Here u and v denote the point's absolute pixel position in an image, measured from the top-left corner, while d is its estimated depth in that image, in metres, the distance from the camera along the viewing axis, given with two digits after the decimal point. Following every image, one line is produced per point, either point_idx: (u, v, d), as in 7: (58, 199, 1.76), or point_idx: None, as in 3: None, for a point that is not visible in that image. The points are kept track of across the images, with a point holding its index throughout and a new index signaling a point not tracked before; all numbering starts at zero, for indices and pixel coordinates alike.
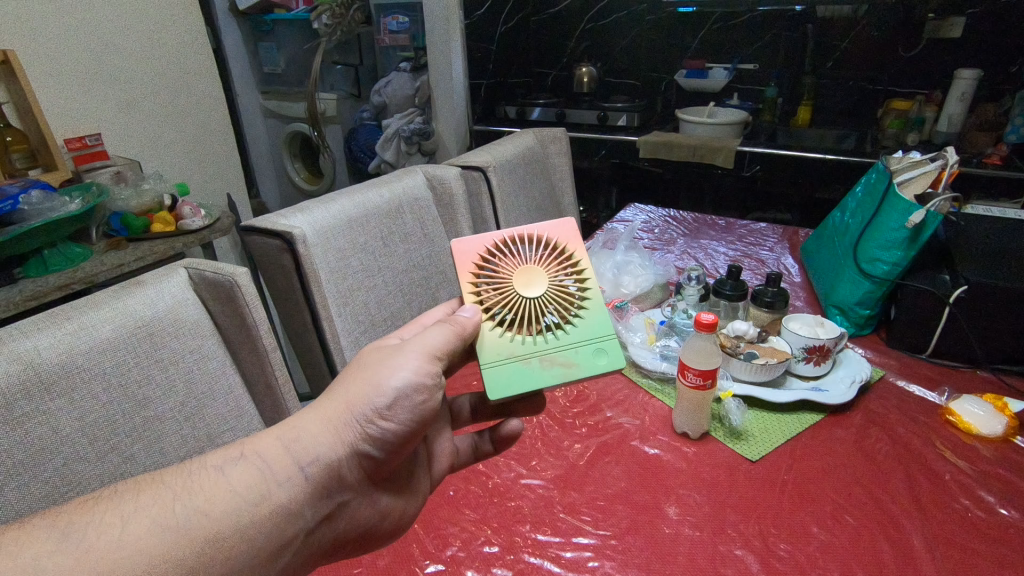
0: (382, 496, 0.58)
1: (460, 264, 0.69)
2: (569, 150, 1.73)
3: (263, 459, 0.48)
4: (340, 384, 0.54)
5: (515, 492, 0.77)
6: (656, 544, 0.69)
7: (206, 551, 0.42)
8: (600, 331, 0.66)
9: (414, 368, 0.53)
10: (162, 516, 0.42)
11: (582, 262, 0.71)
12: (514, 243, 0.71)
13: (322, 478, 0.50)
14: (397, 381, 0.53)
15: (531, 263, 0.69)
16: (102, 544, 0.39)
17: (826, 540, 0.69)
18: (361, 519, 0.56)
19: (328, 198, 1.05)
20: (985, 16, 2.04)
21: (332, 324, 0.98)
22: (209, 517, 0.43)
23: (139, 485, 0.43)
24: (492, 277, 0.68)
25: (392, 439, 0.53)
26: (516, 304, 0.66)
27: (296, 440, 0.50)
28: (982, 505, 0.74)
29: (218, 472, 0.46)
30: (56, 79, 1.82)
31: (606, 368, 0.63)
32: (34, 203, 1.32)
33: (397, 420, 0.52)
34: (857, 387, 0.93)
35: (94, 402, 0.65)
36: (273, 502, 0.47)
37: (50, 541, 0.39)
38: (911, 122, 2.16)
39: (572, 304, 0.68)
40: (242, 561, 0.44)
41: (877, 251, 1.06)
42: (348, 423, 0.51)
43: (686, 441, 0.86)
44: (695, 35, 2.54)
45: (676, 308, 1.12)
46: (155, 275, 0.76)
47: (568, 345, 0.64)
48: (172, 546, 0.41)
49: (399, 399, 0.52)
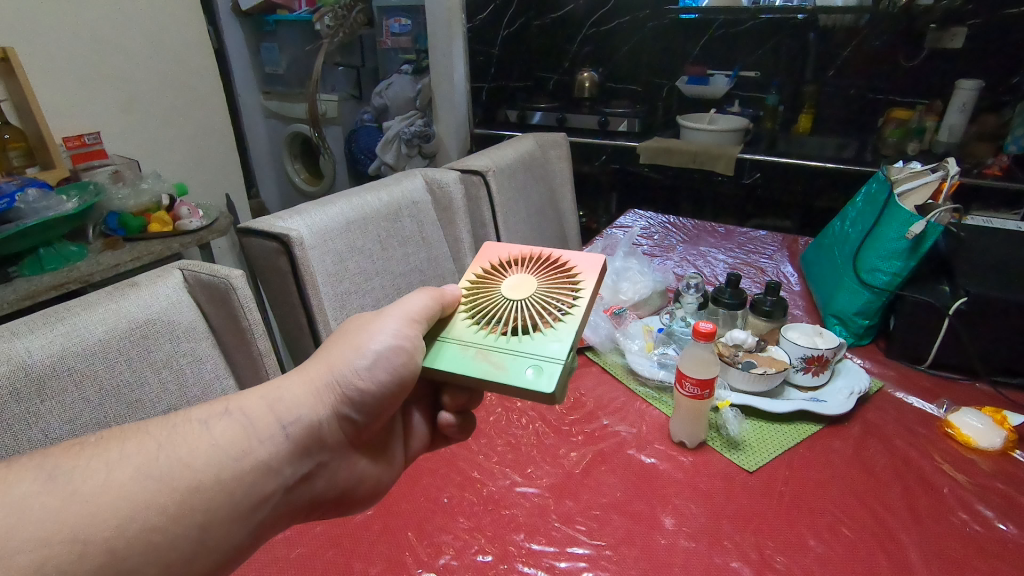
0: (360, 460, 0.59)
1: (476, 260, 0.75)
2: (569, 155, 1.72)
3: (248, 416, 0.49)
4: (326, 349, 0.56)
5: (510, 501, 0.76)
6: (652, 555, 0.69)
7: (188, 501, 0.43)
8: (556, 345, 0.60)
9: (395, 333, 0.57)
10: (147, 465, 0.42)
11: (586, 281, 0.69)
12: (531, 259, 0.74)
13: (303, 436, 0.51)
14: (377, 344, 0.56)
15: (532, 275, 0.71)
16: (88, 489, 0.40)
17: (823, 552, 0.69)
18: (339, 481, 0.57)
19: (326, 200, 1.05)
20: (987, 28, 2.04)
21: (328, 327, 0.98)
22: (192, 469, 0.44)
23: (125, 433, 0.44)
24: (491, 277, 0.71)
25: (371, 403, 0.55)
26: (492, 303, 0.67)
27: (280, 400, 0.51)
28: (981, 519, 0.73)
29: (202, 426, 0.46)
30: (57, 77, 1.82)
31: (525, 382, 0.56)
32: (30, 201, 1.32)
33: (376, 381, 0.55)
34: (856, 398, 0.93)
35: (84, 403, 0.65)
36: (255, 458, 0.47)
37: (38, 482, 0.39)
38: (912, 132, 2.17)
39: (552, 317, 0.64)
40: (221, 514, 0.45)
41: (877, 262, 1.06)
42: (328, 384, 0.54)
43: (683, 451, 0.85)
44: (697, 42, 2.55)
45: (674, 316, 1.12)
46: (149, 278, 0.75)
47: (515, 349, 0.60)
48: (155, 493, 0.42)
49: (380, 360, 0.55)
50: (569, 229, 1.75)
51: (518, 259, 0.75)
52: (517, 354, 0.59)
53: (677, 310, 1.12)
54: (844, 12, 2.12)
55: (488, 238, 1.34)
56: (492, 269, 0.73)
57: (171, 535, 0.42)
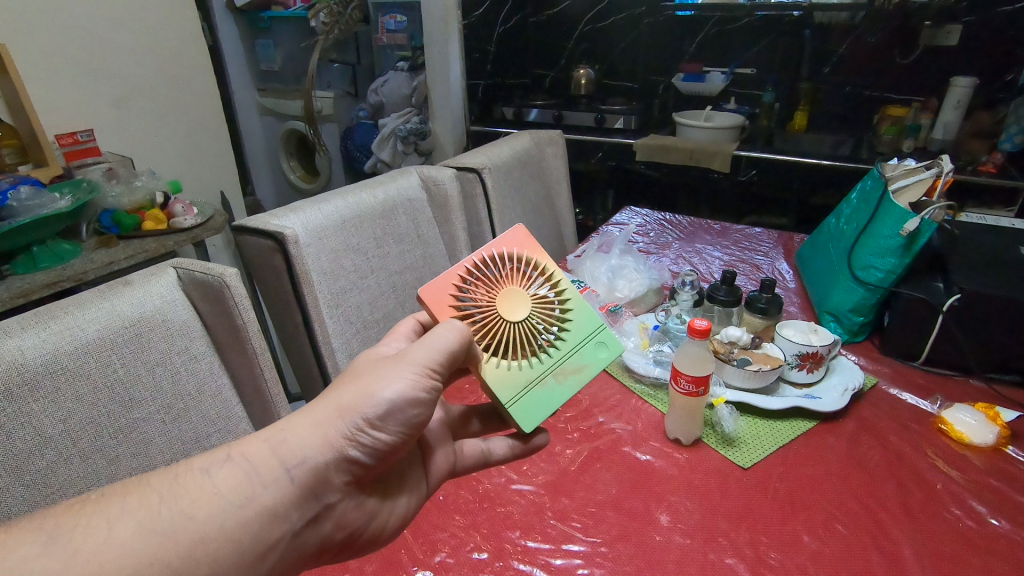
0: (369, 499, 0.57)
1: (436, 306, 0.64)
2: (565, 152, 1.72)
3: (250, 463, 0.48)
4: (333, 390, 0.54)
5: (506, 498, 0.76)
6: (647, 551, 0.69)
7: (192, 554, 0.43)
8: (591, 327, 0.70)
9: (407, 381, 0.53)
10: (148, 519, 0.42)
11: (547, 266, 0.72)
12: (479, 267, 0.68)
13: (308, 480, 0.50)
14: (389, 393, 0.52)
15: (506, 286, 0.67)
16: (89, 547, 0.40)
17: (817, 549, 0.69)
18: (350, 521, 0.56)
19: (322, 198, 1.05)
20: (982, 25, 2.05)
21: (324, 325, 0.98)
22: (194, 520, 0.44)
23: (126, 488, 0.44)
24: (476, 309, 0.65)
25: (382, 447, 0.53)
26: (507, 331, 0.64)
27: (283, 444, 0.50)
28: (973, 515, 0.73)
29: (204, 475, 0.47)
30: (50, 73, 1.80)
31: (610, 360, 0.68)
32: (23, 199, 1.31)
33: (388, 430, 0.53)
34: (850, 395, 0.93)
35: (81, 414, 0.64)
36: (259, 504, 0.47)
37: (37, 545, 0.39)
38: (907, 131, 2.15)
39: (559, 313, 0.69)
40: (227, 562, 0.45)
41: (871, 259, 1.06)
42: (338, 430, 0.51)
43: (678, 448, 0.85)
44: (693, 38, 2.55)
45: (669, 314, 1.12)
46: (142, 276, 0.75)
47: (570, 351, 0.68)
48: (157, 549, 0.42)
49: (392, 409, 0.52)
50: (566, 226, 1.75)
51: (465, 272, 0.67)
52: (573, 354, 0.67)
53: (672, 308, 1.12)
54: (839, 9, 2.12)
55: (483, 235, 1.34)
56: (464, 301, 0.65)
57: None
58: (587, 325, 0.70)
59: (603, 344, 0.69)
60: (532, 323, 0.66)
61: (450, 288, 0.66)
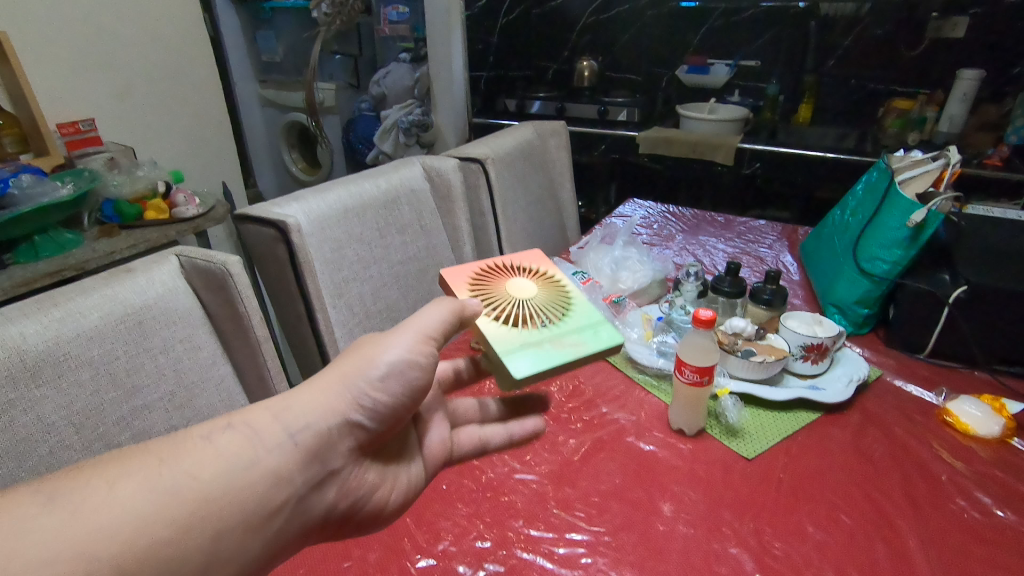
0: (372, 470, 0.56)
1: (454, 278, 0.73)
2: (568, 143, 1.71)
3: (253, 428, 0.48)
4: (335, 360, 0.55)
5: (509, 487, 0.76)
6: (651, 541, 0.69)
7: (195, 514, 0.42)
8: (595, 317, 0.69)
9: (407, 345, 0.55)
10: (150, 479, 0.42)
11: (558, 272, 0.78)
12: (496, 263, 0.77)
13: (312, 444, 0.50)
14: (390, 355, 0.54)
15: (517, 276, 0.74)
16: (89, 506, 0.39)
17: (821, 539, 0.69)
18: (355, 492, 0.54)
19: (324, 188, 1.04)
20: (988, 17, 2.03)
21: (326, 315, 0.97)
22: (198, 480, 0.44)
23: (126, 453, 0.44)
24: (486, 285, 0.71)
25: (385, 412, 0.54)
26: (510, 303, 0.69)
27: (286, 410, 0.50)
28: (979, 506, 0.73)
29: (205, 440, 0.46)
30: (50, 63, 1.79)
31: (610, 342, 0.65)
32: (24, 186, 1.30)
33: (389, 392, 0.53)
34: (855, 387, 0.93)
35: (82, 394, 0.64)
36: (262, 467, 0.47)
37: (35, 504, 0.38)
38: (911, 122, 2.16)
39: (564, 302, 0.71)
40: (232, 523, 0.44)
41: (877, 250, 1.05)
42: (342, 395, 0.52)
43: (682, 438, 0.85)
44: (697, 30, 2.53)
45: (673, 304, 1.10)
46: (144, 263, 0.74)
47: (572, 330, 0.67)
48: (161, 507, 0.41)
49: (392, 369, 0.54)
50: (568, 218, 1.74)
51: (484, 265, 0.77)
52: (575, 334, 0.66)
53: (676, 299, 1.11)
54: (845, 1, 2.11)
55: (486, 227, 1.33)
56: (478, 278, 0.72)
57: (181, 548, 0.41)
58: (591, 315, 0.70)
59: (603, 327, 0.68)
60: (536, 301, 0.70)
61: (468, 272, 0.74)
